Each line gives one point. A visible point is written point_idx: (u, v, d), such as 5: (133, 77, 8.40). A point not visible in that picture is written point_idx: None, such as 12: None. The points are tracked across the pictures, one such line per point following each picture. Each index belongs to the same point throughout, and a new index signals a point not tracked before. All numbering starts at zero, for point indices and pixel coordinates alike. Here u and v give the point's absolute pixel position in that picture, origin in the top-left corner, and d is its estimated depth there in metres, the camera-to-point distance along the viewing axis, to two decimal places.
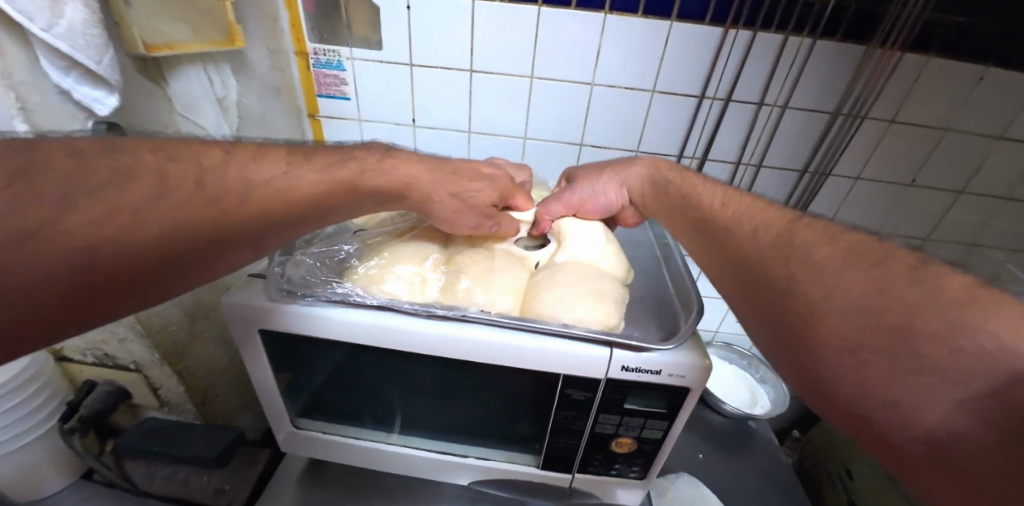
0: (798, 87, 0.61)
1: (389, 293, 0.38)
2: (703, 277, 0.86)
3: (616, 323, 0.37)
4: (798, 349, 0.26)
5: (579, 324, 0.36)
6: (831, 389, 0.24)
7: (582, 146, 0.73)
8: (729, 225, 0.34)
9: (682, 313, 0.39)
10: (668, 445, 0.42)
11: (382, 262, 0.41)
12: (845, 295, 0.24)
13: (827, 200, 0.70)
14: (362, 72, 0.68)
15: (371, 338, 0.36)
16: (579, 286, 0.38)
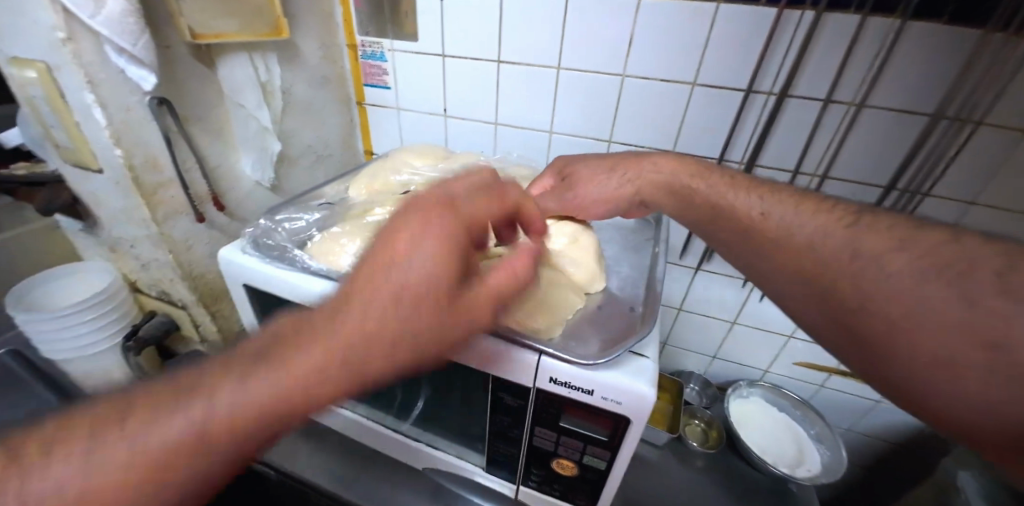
0: (881, 82, 0.50)
1: (336, 264, 0.41)
2: (751, 306, 0.74)
3: (544, 327, 0.34)
4: (868, 344, 0.27)
5: (499, 320, 0.34)
6: (897, 374, 0.25)
7: (611, 144, 0.67)
8: (780, 227, 0.33)
9: (636, 330, 0.35)
10: (614, 478, 0.37)
11: (338, 234, 0.44)
12: (912, 291, 0.25)
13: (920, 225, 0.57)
14: (401, 63, 0.71)
15: (323, 307, 0.39)
16: None
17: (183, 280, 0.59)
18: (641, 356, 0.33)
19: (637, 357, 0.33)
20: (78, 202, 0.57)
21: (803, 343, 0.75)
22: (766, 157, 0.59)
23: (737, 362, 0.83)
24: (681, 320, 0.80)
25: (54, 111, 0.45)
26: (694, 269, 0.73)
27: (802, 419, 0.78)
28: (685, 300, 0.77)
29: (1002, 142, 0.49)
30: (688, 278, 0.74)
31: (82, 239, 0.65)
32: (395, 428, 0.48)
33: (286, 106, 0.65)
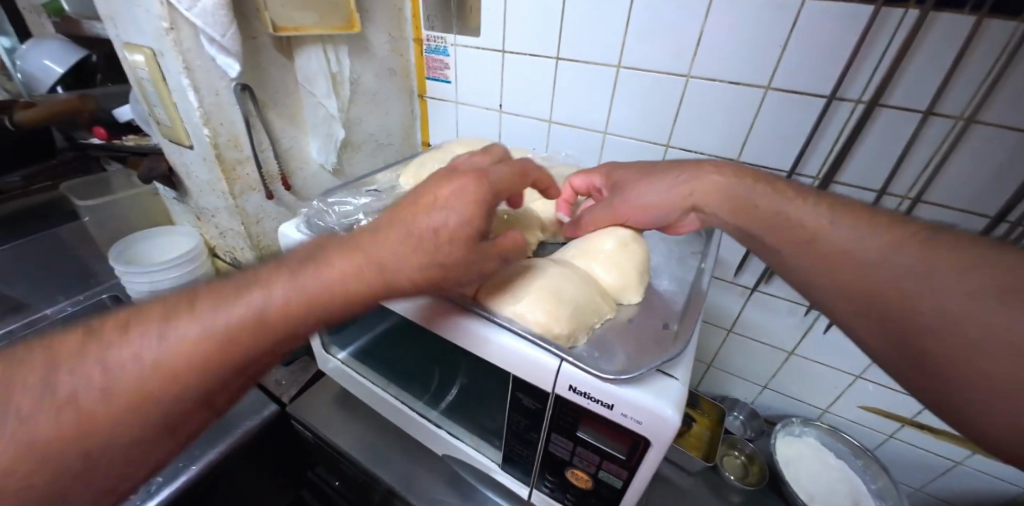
0: (999, 93, 0.43)
1: None
2: (812, 336, 0.67)
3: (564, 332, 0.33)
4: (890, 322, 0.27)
5: (517, 319, 0.34)
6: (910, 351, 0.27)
7: (668, 148, 0.63)
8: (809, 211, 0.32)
9: (665, 348, 0.33)
10: (630, 498, 0.35)
11: None
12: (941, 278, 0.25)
13: None
14: (461, 57, 0.73)
15: None
16: (533, 281, 0.35)
17: (251, 250, 0.65)
18: (669, 376, 0.31)
19: (664, 376, 0.31)
20: (174, 173, 0.65)
21: (875, 386, 0.66)
22: (847, 173, 0.53)
23: (790, 396, 0.75)
24: (730, 342, 0.74)
25: (158, 92, 0.53)
26: (749, 290, 0.67)
27: (863, 470, 0.69)
28: (736, 321, 0.71)
29: None
30: (742, 298, 0.68)
31: (177, 205, 0.75)
32: (421, 412, 0.50)
33: (354, 96, 0.70)
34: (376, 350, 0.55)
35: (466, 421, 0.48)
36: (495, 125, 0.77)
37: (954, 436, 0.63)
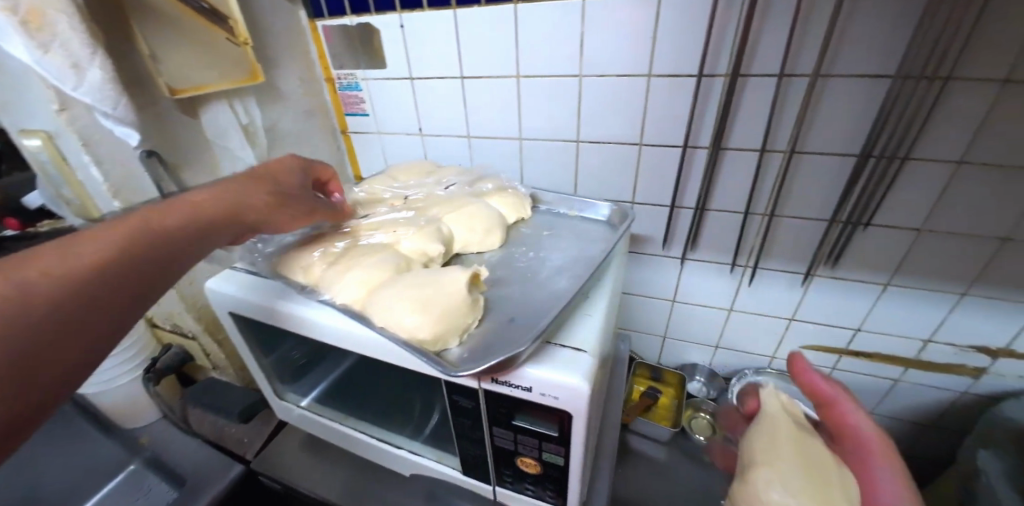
0: (839, 50, 0.50)
1: (283, 271, 0.44)
2: (746, 293, 0.71)
3: (436, 343, 0.34)
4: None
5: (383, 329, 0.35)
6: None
7: (579, 143, 0.67)
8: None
9: (557, 320, 0.35)
10: (576, 473, 0.37)
11: (286, 251, 0.46)
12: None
13: (910, 191, 0.55)
14: (375, 89, 0.75)
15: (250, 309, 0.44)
16: (408, 291, 0.36)
17: (188, 313, 0.64)
18: (578, 349, 0.34)
19: (573, 351, 0.34)
20: None
21: (809, 325, 0.71)
22: (736, 139, 0.58)
23: (742, 351, 0.79)
24: (678, 311, 0.78)
25: (59, 172, 0.51)
26: (680, 259, 0.71)
27: None
28: (677, 290, 0.75)
29: (985, 96, 0.48)
30: (676, 267, 0.73)
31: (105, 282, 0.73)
32: (384, 438, 0.51)
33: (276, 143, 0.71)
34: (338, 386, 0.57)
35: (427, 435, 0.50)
36: (419, 149, 0.79)
37: (884, 357, 0.70)
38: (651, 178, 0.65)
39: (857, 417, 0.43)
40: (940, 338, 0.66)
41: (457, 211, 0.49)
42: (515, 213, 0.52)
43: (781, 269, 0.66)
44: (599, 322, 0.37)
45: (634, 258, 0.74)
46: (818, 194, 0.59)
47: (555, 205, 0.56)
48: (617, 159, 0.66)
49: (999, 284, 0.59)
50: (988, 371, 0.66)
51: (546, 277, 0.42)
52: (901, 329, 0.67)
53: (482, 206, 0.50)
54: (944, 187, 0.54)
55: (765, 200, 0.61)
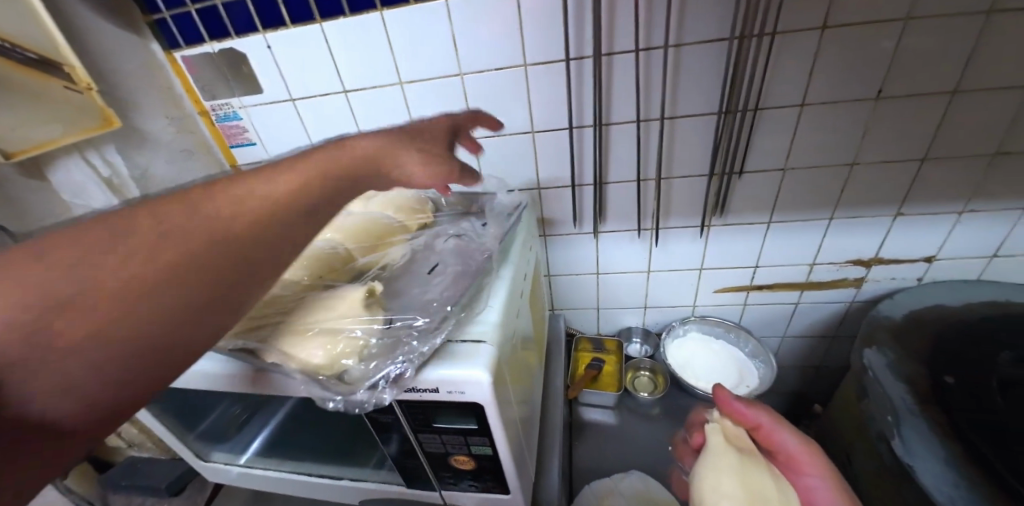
0: (685, 19, 0.54)
1: None
2: (658, 252, 0.76)
3: (328, 365, 0.33)
4: None
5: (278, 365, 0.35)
6: None
7: (475, 140, 0.68)
8: None
9: (449, 320, 0.36)
10: (506, 459, 0.38)
11: None
12: None
13: (770, 137, 0.62)
14: (257, 117, 0.71)
15: None
16: (297, 322, 0.36)
17: None
18: (478, 341, 0.34)
19: (474, 343, 0.34)
20: None
21: (718, 271, 0.78)
22: (616, 114, 0.62)
23: (667, 306, 0.85)
24: (604, 282, 0.83)
25: None
26: (594, 234, 0.75)
27: (737, 340, 0.82)
28: (599, 263, 0.79)
29: (809, 44, 0.54)
30: (592, 242, 0.76)
31: None
32: (323, 474, 0.49)
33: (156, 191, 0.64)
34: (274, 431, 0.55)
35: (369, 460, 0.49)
36: None
37: (784, 285, 0.79)
38: (549, 164, 0.68)
39: (784, 436, 0.45)
40: (822, 259, 0.75)
41: (352, 228, 0.48)
42: (417, 219, 0.51)
43: (683, 225, 0.72)
44: (499, 311, 0.38)
45: (553, 240, 0.77)
46: (697, 153, 0.64)
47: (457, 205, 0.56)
48: (514, 150, 0.68)
49: (854, 204, 0.68)
50: (863, 279, 0.76)
51: (448, 277, 0.42)
52: (791, 258, 0.75)
53: (378, 219, 0.49)
54: (795, 128, 0.61)
55: (653, 166, 0.66)
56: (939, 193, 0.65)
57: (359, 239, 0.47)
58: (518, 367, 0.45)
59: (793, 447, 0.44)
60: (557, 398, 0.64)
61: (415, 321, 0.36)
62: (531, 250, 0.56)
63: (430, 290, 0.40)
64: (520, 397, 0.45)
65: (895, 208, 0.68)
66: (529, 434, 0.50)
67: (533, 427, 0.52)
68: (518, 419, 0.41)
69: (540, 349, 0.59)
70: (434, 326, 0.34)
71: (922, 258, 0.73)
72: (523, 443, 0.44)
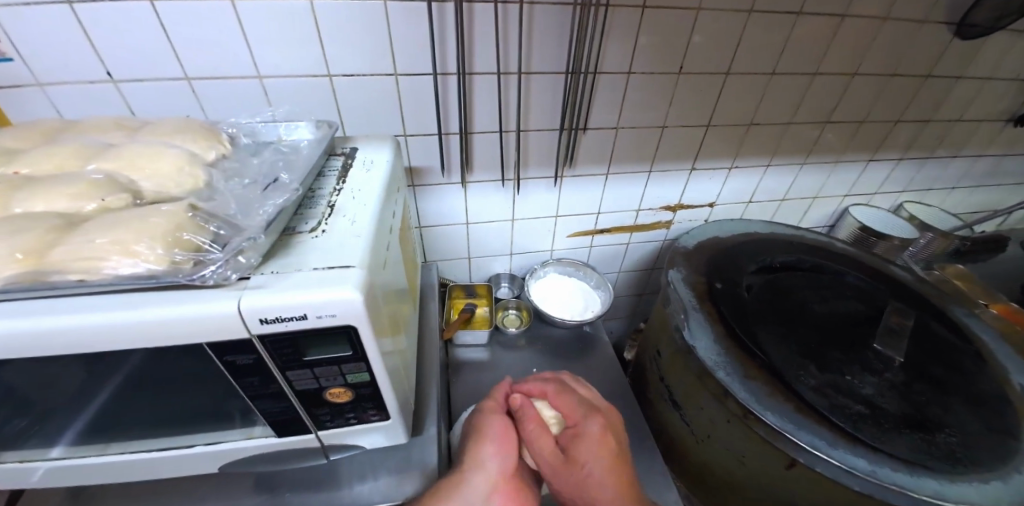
0: None
1: None
2: (521, 200, 0.85)
3: (185, 262, 0.32)
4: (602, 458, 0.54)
5: (89, 280, 0.30)
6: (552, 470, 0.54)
7: (331, 78, 0.63)
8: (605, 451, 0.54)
9: (279, 231, 0.37)
10: (384, 384, 0.40)
11: None
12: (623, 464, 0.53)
13: (607, 98, 0.73)
14: (15, 21, 0.51)
15: None
16: (123, 230, 0.32)
17: None
18: (348, 265, 0.35)
19: (342, 268, 0.34)
20: None
21: (568, 217, 0.92)
22: (478, 63, 0.65)
23: (530, 252, 0.97)
24: (474, 231, 0.89)
25: None
26: (462, 184, 0.79)
27: (583, 276, 0.99)
28: (469, 212, 0.85)
29: (632, 19, 0.65)
30: (462, 193, 0.81)
31: None
32: (188, 443, 0.42)
33: None
34: (58, 422, 0.39)
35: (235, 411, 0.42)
36: (118, 101, 0.60)
37: (617, 228, 0.97)
38: (417, 113, 0.68)
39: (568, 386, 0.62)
40: (644, 206, 0.94)
41: (167, 166, 0.42)
42: (247, 165, 0.47)
43: (539, 175, 0.81)
44: (368, 239, 0.38)
45: (423, 190, 0.79)
46: (551, 107, 0.72)
47: (296, 141, 0.52)
48: (376, 93, 0.65)
49: (664, 160, 0.86)
50: (671, 221, 0.99)
51: (305, 211, 0.40)
52: (623, 206, 0.93)
53: (165, 147, 0.44)
54: (624, 91, 0.73)
55: (511, 117, 0.72)
56: (715, 152, 0.88)
57: (139, 167, 0.41)
58: (392, 305, 0.44)
59: (597, 475, 0.49)
60: (432, 338, 0.68)
61: (249, 222, 0.36)
62: (398, 192, 0.54)
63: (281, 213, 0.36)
64: (394, 327, 0.45)
65: (689, 164, 0.88)
66: (406, 364, 0.51)
67: (410, 361, 0.53)
68: (392, 347, 0.42)
69: (415, 292, 0.60)
70: (266, 228, 0.35)
71: (706, 204, 0.98)
72: (400, 371, 0.45)
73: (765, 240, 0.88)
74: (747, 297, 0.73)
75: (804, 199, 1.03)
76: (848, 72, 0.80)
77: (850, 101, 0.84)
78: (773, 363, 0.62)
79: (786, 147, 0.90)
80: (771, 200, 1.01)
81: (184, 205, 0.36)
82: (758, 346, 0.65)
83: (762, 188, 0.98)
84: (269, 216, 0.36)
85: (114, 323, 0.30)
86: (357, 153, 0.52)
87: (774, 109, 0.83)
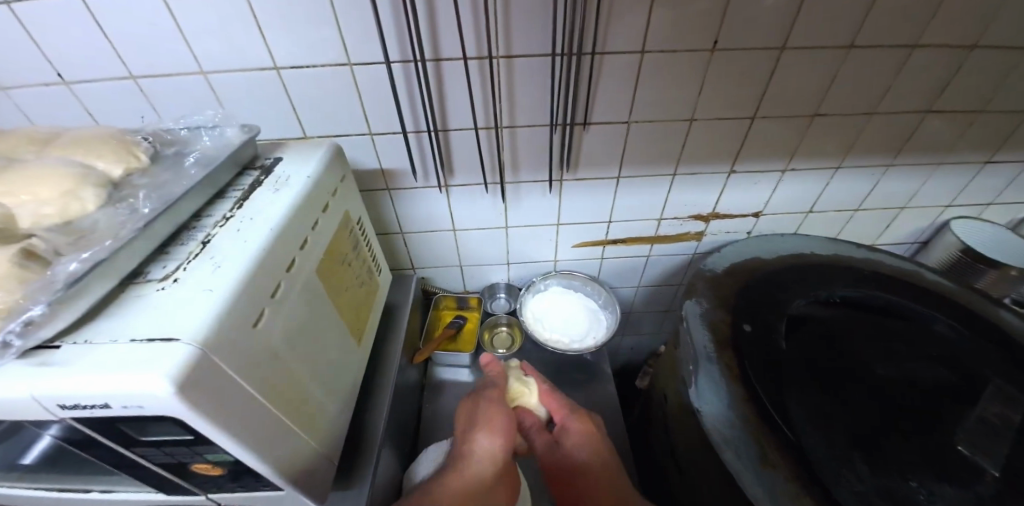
0: None
1: None
2: (514, 207, 0.74)
3: None
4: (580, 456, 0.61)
5: None
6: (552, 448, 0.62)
7: (280, 71, 0.55)
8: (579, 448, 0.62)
9: (100, 280, 0.29)
10: (257, 463, 0.33)
11: None
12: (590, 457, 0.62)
13: (614, 86, 0.58)
14: None
15: None
16: None
17: None
18: (172, 339, 0.27)
19: (163, 343, 0.27)
20: None
21: (573, 226, 0.78)
22: (445, 48, 0.53)
23: (531, 261, 0.85)
24: (463, 238, 0.79)
25: None
26: (442, 188, 0.69)
27: (591, 292, 0.86)
28: (455, 218, 0.75)
29: None
30: (445, 198, 0.71)
31: None
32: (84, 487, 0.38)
33: None
34: None
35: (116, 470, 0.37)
36: (73, 102, 0.57)
37: (635, 239, 0.82)
38: (381, 109, 0.59)
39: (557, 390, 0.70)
40: (668, 215, 0.78)
41: (39, 187, 0.36)
42: (146, 183, 0.41)
43: (533, 179, 0.69)
44: (221, 295, 0.31)
45: (400, 194, 0.70)
46: (540, 100, 0.58)
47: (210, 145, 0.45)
48: (331, 87, 0.57)
49: (693, 161, 0.69)
50: (704, 233, 0.82)
51: (170, 253, 0.34)
52: (641, 214, 0.77)
53: (51, 164, 0.39)
54: (637, 77, 0.57)
55: (492, 111, 0.59)
56: (764, 150, 0.68)
57: (10, 190, 0.36)
58: (286, 360, 0.37)
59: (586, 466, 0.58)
60: (392, 364, 0.61)
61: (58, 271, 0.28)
62: (328, 212, 0.46)
63: (106, 262, 0.29)
64: (291, 385, 0.37)
65: (728, 166, 0.70)
66: (328, 416, 0.44)
67: (339, 409, 0.46)
68: (277, 415, 0.35)
69: (360, 322, 0.53)
70: (64, 288, 0.26)
71: (751, 213, 0.79)
72: (300, 435, 0.38)
73: (822, 264, 0.68)
74: (785, 347, 0.57)
75: (890, 209, 0.80)
76: (974, 42, 0.56)
77: (975, 81, 0.60)
78: (804, 449, 0.47)
79: (866, 145, 0.68)
80: (842, 211, 0.79)
81: (13, 247, 0.30)
82: (787, 422, 0.49)
83: (829, 196, 0.76)
84: (82, 267, 0.28)
85: None
86: (271, 170, 0.44)
87: (852, 95, 0.61)
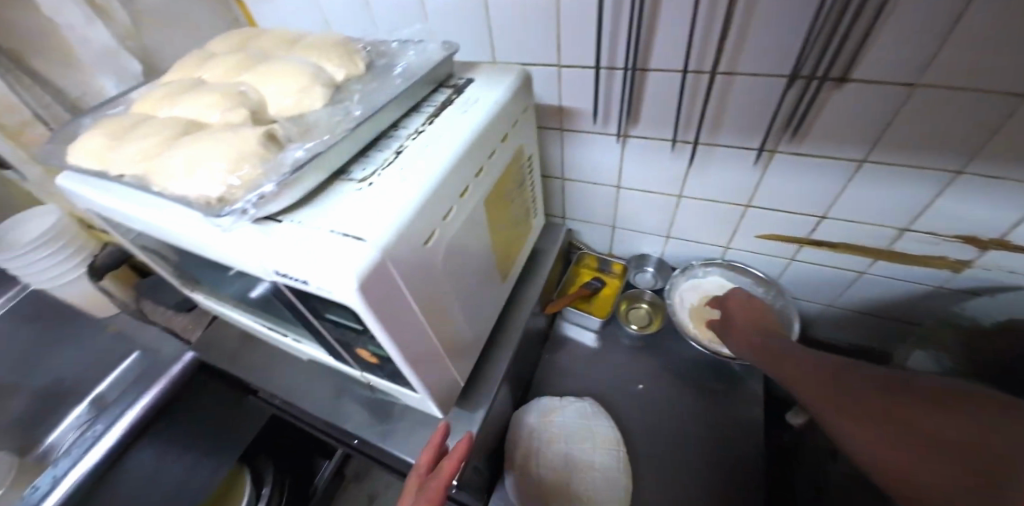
0: None
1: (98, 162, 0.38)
2: (696, 175, 0.62)
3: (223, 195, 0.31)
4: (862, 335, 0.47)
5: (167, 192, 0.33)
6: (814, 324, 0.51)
7: None
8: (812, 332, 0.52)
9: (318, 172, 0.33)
10: (404, 366, 0.35)
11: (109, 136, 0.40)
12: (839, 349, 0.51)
13: (912, 31, 0.39)
14: None
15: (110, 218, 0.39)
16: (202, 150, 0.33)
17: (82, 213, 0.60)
18: (359, 238, 0.28)
19: (353, 240, 0.28)
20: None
21: (766, 212, 0.63)
22: None
23: (694, 241, 0.73)
24: (623, 198, 0.71)
25: None
26: (618, 138, 0.61)
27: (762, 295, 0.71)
28: (622, 174, 0.67)
29: None
30: (617, 150, 0.63)
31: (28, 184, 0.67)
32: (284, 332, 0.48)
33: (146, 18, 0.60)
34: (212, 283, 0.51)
35: (302, 331, 0.44)
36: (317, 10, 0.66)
37: (850, 247, 0.62)
38: (576, 37, 0.52)
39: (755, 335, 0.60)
40: (918, 226, 0.55)
41: (285, 83, 0.42)
42: (357, 88, 0.44)
43: (734, 145, 0.55)
44: (406, 206, 0.31)
45: (570, 137, 0.65)
46: (784, 41, 0.43)
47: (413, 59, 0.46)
48: (528, 5, 0.51)
49: (1005, 160, 0.45)
50: (969, 264, 0.57)
51: (370, 158, 0.36)
52: (874, 216, 0.57)
53: (296, 62, 0.44)
54: (958, 19, 0.37)
55: (711, 50, 0.47)
56: None
57: (268, 81, 0.43)
58: (444, 281, 0.38)
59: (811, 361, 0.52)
60: (524, 307, 0.60)
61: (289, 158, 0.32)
62: (504, 142, 0.44)
63: (323, 155, 0.32)
64: (443, 306, 0.38)
65: None
66: (463, 341, 0.45)
67: (473, 338, 0.48)
68: (427, 330, 0.36)
69: (508, 260, 0.52)
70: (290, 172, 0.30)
71: None
72: (440, 352, 0.40)
73: None
74: None
75: None
76: None
77: None
78: None
79: None
80: None
81: (262, 129, 0.35)
82: None
83: None
84: (306, 156, 0.31)
85: (190, 236, 0.33)
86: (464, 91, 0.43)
87: None
